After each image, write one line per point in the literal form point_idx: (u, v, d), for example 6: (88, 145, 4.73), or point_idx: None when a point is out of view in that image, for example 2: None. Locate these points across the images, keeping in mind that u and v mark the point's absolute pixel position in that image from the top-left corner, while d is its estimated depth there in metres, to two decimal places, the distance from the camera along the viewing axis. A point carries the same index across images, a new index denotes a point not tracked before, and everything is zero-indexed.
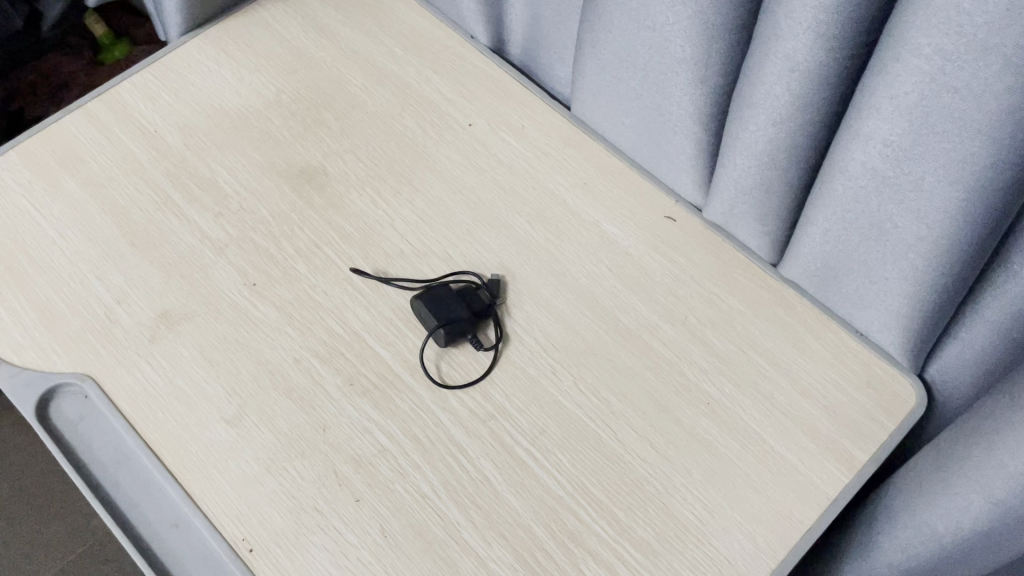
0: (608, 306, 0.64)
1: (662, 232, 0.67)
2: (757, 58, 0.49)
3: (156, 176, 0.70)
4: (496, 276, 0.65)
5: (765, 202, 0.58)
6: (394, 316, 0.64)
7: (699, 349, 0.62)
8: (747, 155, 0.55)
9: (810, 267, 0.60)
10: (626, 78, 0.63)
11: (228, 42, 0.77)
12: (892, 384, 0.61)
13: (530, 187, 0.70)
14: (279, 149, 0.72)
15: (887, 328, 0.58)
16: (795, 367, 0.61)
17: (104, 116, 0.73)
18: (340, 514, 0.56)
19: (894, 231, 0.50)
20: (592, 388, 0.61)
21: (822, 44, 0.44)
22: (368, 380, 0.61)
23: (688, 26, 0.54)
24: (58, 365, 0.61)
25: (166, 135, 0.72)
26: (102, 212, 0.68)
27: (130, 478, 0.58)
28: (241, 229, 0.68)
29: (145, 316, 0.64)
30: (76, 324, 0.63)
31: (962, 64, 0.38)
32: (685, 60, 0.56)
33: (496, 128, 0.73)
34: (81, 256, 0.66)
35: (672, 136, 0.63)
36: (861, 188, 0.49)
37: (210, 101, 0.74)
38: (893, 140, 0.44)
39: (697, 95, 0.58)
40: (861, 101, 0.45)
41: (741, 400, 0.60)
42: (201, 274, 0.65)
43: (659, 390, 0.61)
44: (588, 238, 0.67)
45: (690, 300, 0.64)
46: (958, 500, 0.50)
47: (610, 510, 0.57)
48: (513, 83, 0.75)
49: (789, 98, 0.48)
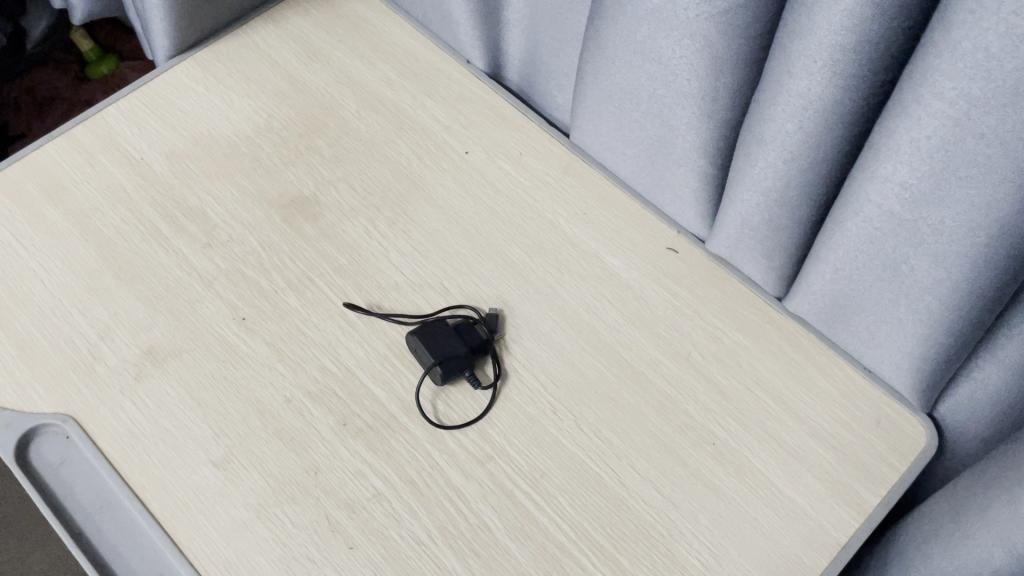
0: (609, 341, 0.62)
1: (665, 264, 0.65)
2: (767, 95, 0.47)
3: (143, 205, 0.68)
4: (494, 309, 0.63)
5: (775, 238, 0.56)
6: (389, 353, 0.62)
7: (703, 386, 0.61)
8: (755, 192, 0.53)
9: (818, 304, 0.58)
10: (628, 109, 0.61)
11: (218, 66, 0.75)
12: (902, 424, 0.59)
13: (529, 217, 0.68)
14: (269, 177, 0.69)
15: (898, 368, 0.57)
16: (803, 406, 0.60)
17: (88, 142, 0.70)
18: (333, 563, 0.54)
19: (909, 274, 0.48)
20: (594, 428, 0.59)
21: (838, 83, 0.43)
22: (362, 420, 0.59)
23: (696, 60, 0.52)
24: (40, 404, 0.59)
25: (153, 162, 0.70)
26: (86, 243, 0.66)
27: (113, 525, 0.56)
28: (230, 261, 0.65)
29: (130, 352, 0.61)
30: (57, 362, 0.61)
31: (989, 110, 0.37)
32: (692, 94, 0.54)
33: (494, 155, 0.71)
34: (64, 289, 0.64)
35: (675, 168, 0.61)
36: (875, 229, 0.47)
37: (198, 127, 0.72)
38: (910, 183, 0.43)
39: (703, 129, 0.56)
40: (877, 142, 0.43)
41: (748, 440, 0.59)
42: (189, 309, 0.63)
43: (663, 430, 0.59)
44: (589, 270, 0.65)
45: (693, 335, 0.62)
46: (978, 552, 0.48)
47: (614, 557, 0.55)
48: (510, 109, 0.73)
49: (801, 136, 0.47)
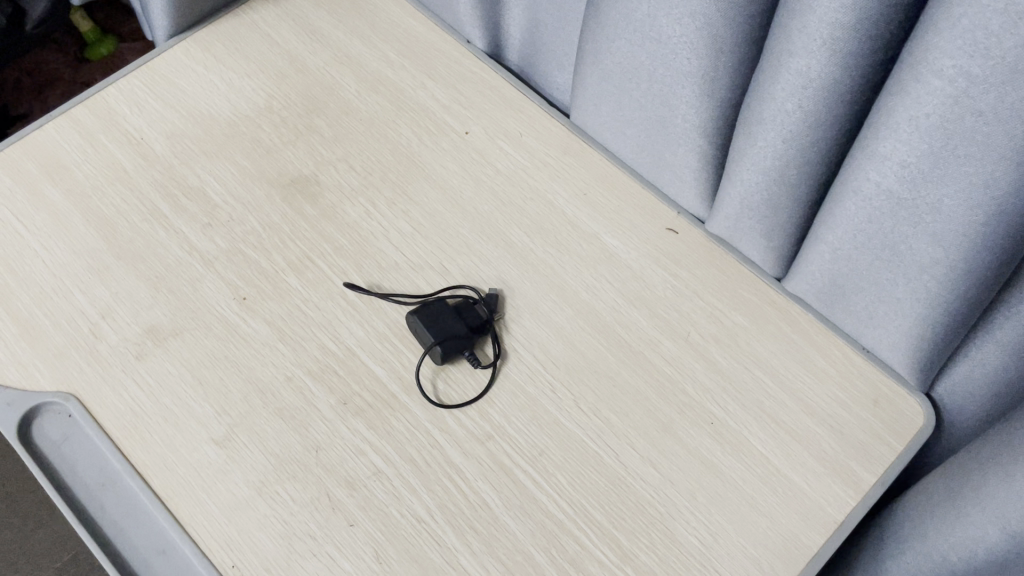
0: (609, 321, 0.63)
1: (664, 245, 0.65)
2: (767, 73, 0.47)
3: (143, 185, 0.68)
4: (495, 289, 0.63)
5: (774, 217, 0.56)
6: (389, 332, 0.62)
7: (702, 366, 0.61)
8: (755, 171, 0.53)
9: (817, 284, 0.58)
10: (628, 89, 0.61)
11: (217, 45, 0.75)
12: (899, 403, 0.59)
13: (528, 197, 0.68)
14: (269, 157, 0.69)
15: (896, 347, 0.57)
16: (801, 386, 0.60)
17: (88, 122, 0.70)
18: (333, 540, 0.54)
19: (907, 253, 0.48)
20: (592, 407, 0.59)
21: (838, 61, 0.42)
22: (362, 399, 0.59)
23: (695, 39, 0.51)
24: (42, 382, 0.59)
25: (153, 142, 0.70)
26: (87, 223, 0.66)
27: (115, 502, 0.56)
28: (231, 241, 0.65)
29: (131, 331, 0.62)
30: (59, 340, 0.61)
31: (988, 88, 0.37)
32: (691, 74, 0.54)
33: (493, 136, 0.71)
34: (65, 269, 0.64)
35: (675, 148, 0.61)
36: (874, 208, 0.47)
37: (197, 107, 0.72)
38: (909, 161, 0.43)
39: (702, 109, 0.56)
40: (876, 120, 0.43)
41: (746, 419, 0.59)
42: (190, 288, 0.63)
43: (661, 409, 0.59)
44: (588, 251, 0.66)
45: (692, 315, 0.63)
46: (973, 530, 0.49)
47: (613, 534, 0.55)
48: (510, 89, 0.73)
49: (800, 115, 0.46)
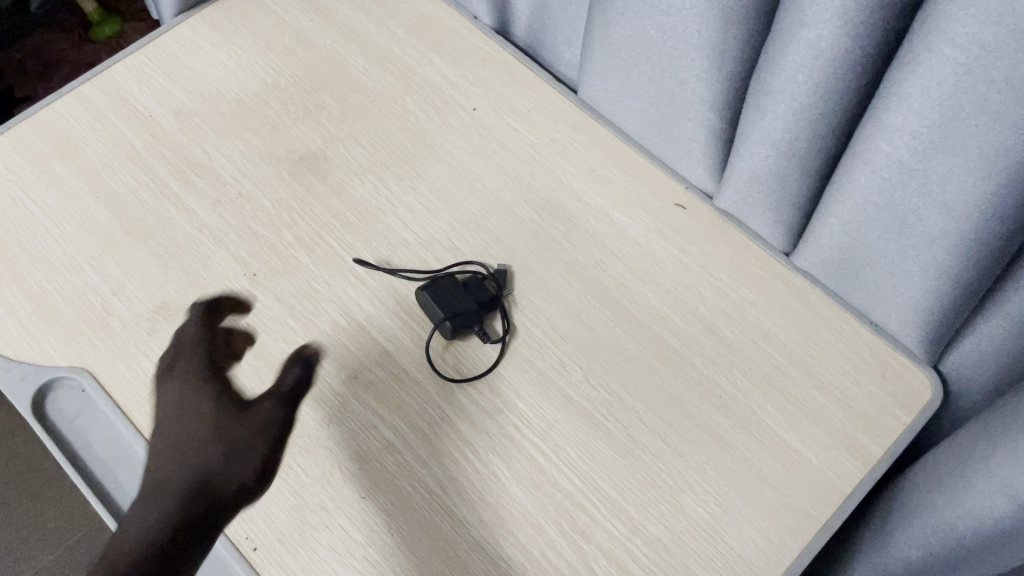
0: (617, 296, 0.63)
1: (673, 220, 0.66)
2: (777, 45, 0.47)
3: (152, 162, 0.68)
4: (504, 266, 0.64)
5: (784, 191, 0.56)
6: (398, 308, 0.63)
7: (710, 340, 0.61)
8: (764, 144, 0.53)
9: (827, 257, 0.58)
10: (638, 63, 0.61)
11: (224, 23, 0.75)
12: (906, 375, 0.59)
13: (536, 173, 0.68)
14: (278, 134, 0.70)
15: (906, 320, 0.57)
16: (809, 360, 0.60)
17: (97, 100, 0.70)
18: (346, 513, 0.55)
19: (917, 226, 0.48)
20: (602, 381, 0.60)
21: (849, 32, 0.42)
22: (373, 374, 0.60)
23: (704, 10, 0.50)
24: (56, 358, 0.60)
25: (161, 119, 0.70)
26: (97, 200, 0.66)
27: (129, 476, 0.57)
28: (240, 218, 0.66)
29: (143, 307, 0.62)
30: (71, 316, 0.62)
31: (1000, 56, 0.37)
32: (700, 46, 0.53)
33: (501, 112, 0.71)
34: (75, 245, 0.64)
35: (685, 123, 0.61)
36: (885, 180, 0.47)
37: (205, 84, 0.72)
38: (921, 132, 0.43)
39: (712, 82, 0.55)
40: (888, 91, 0.43)
41: (754, 392, 0.59)
42: (200, 265, 0.64)
43: (670, 383, 0.60)
44: (597, 226, 0.66)
45: (701, 290, 0.63)
46: (982, 498, 0.49)
47: (622, 507, 0.56)
48: (517, 65, 0.73)
49: (812, 86, 0.46)
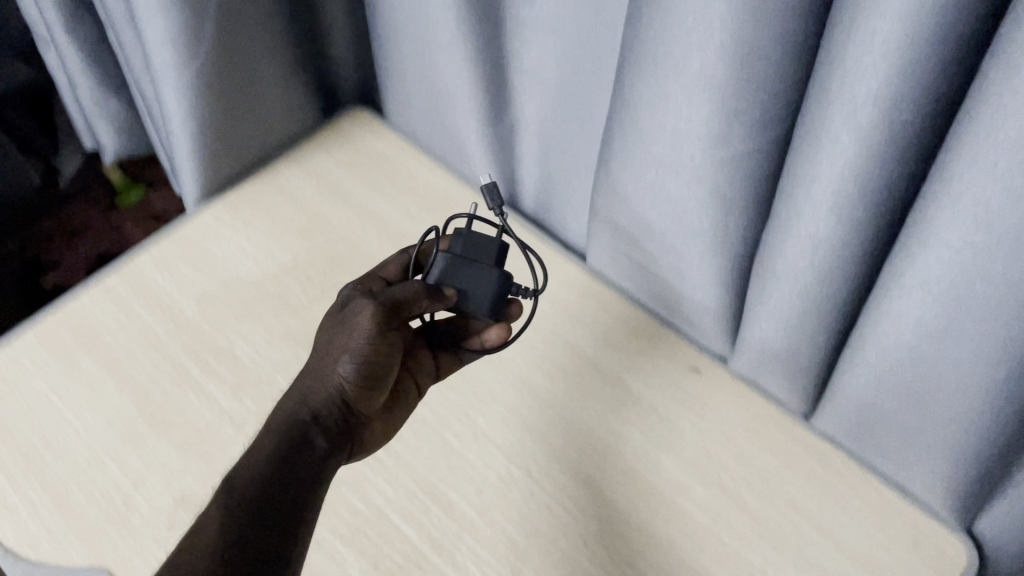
0: (637, 468, 0.62)
1: (688, 387, 0.66)
2: (777, 235, 0.48)
3: (174, 350, 0.70)
4: (491, 182, 0.59)
5: (796, 362, 0.57)
6: (416, 489, 0.62)
7: (736, 512, 0.60)
8: (773, 321, 0.54)
9: (845, 424, 0.58)
10: (644, 240, 0.63)
11: (246, 209, 0.79)
12: (937, 541, 0.57)
13: (550, 344, 0.69)
14: (296, 315, 0.71)
15: (932, 484, 0.56)
16: (839, 529, 0.58)
17: (122, 290, 0.73)
18: None
19: (932, 401, 0.49)
20: (628, 561, 0.58)
21: (846, 227, 0.44)
22: (392, 561, 0.59)
23: (704, 202, 0.53)
24: (73, 559, 0.59)
25: (183, 306, 0.72)
26: (120, 390, 0.67)
27: None
28: (259, 402, 0.66)
29: (163, 501, 0.62)
30: (91, 513, 0.61)
31: (994, 258, 0.37)
32: (703, 231, 0.55)
33: (512, 283, 0.72)
34: (98, 439, 0.65)
35: (693, 295, 0.62)
36: (894, 361, 0.48)
37: (227, 269, 0.74)
38: (925, 320, 0.43)
39: (716, 262, 0.57)
40: (888, 283, 0.44)
41: (786, 567, 0.57)
42: (220, 452, 0.64)
43: (698, 560, 0.58)
44: (612, 395, 0.66)
45: (722, 459, 0.62)
46: None
47: None
48: (527, 235, 0.75)
49: (814, 272, 0.48)
